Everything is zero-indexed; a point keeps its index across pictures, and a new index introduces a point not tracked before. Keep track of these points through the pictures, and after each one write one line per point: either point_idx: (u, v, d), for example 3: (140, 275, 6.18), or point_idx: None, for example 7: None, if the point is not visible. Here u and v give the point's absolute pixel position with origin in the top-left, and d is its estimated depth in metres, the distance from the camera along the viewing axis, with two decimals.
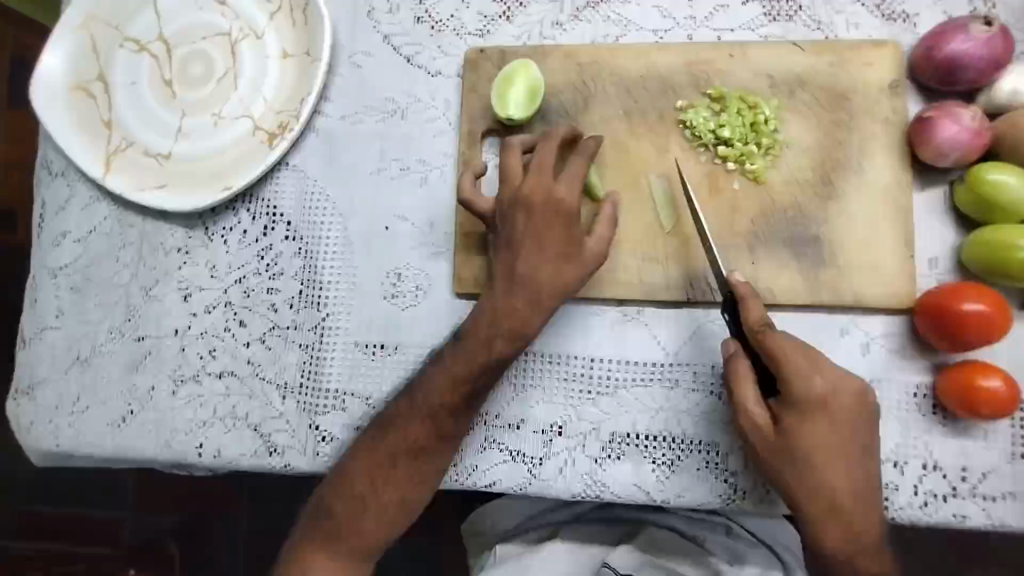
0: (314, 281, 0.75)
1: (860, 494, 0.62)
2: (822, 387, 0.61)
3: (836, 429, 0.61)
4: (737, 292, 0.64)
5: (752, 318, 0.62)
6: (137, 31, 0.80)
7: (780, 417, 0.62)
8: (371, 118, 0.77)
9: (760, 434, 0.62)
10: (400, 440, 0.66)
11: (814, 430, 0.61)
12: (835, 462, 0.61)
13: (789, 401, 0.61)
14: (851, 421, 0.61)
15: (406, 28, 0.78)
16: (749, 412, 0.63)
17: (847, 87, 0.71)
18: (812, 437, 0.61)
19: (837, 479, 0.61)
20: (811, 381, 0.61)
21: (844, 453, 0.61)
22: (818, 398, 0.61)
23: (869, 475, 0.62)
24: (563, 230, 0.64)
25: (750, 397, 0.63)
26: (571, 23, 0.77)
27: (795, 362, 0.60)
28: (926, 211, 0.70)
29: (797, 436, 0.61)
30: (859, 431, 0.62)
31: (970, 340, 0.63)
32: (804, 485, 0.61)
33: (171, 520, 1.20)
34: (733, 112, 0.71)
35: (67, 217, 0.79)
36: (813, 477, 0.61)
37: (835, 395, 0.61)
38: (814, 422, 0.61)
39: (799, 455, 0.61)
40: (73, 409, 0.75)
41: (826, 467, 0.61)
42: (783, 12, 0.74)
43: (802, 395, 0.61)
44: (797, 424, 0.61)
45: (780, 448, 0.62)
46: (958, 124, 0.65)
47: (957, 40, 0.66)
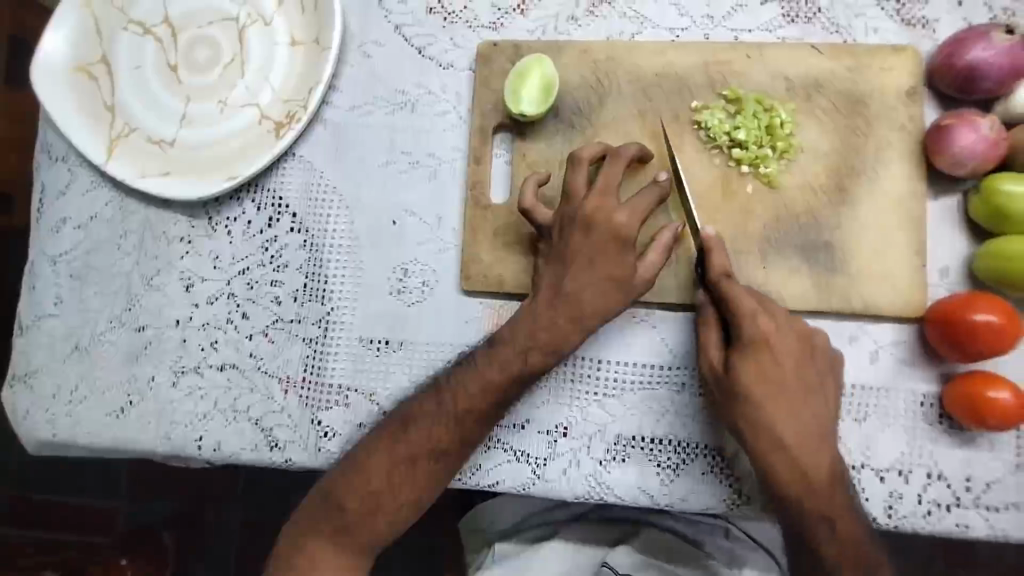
0: (318, 275, 0.74)
1: (811, 435, 0.62)
2: (766, 325, 0.63)
3: (782, 367, 0.62)
4: (706, 242, 0.66)
5: (714, 266, 0.65)
6: (142, 14, 0.78)
7: (730, 358, 0.63)
8: (380, 110, 0.76)
9: (714, 375, 0.64)
10: (423, 441, 0.66)
11: (758, 366, 0.62)
12: (780, 399, 0.62)
13: (738, 338, 0.63)
14: (796, 360, 0.63)
15: (419, 19, 0.77)
16: (705, 353, 0.65)
17: (865, 92, 0.70)
18: (757, 376, 0.62)
19: (782, 416, 0.62)
20: (756, 320, 0.62)
21: (790, 393, 0.62)
22: (763, 337, 0.62)
23: (820, 418, 0.62)
24: (617, 253, 0.65)
25: (710, 338, 0.65)
26: (587, 18, 0.76)
27: (744, 303, 0.63)
28: (939, 219, 0.69)
29: (741, 372, 0.62)
30: (806, 368, 0.63)
31: (980, 350, 0.63)
32: (750, 423, 0.62)
33: (164, 511, 1.19)
34: (750, 115, 0.71)
35: (67, 202, 0.78)
36: (759, 415, 0.62)
37: (781, 334, 0.63)
38: (760, 359, 0.62)
39: (741, 391, 0.62)
40: (71, 398, 0.74)
41: (771, 405, 0.62)
42: (802, 14, 0.73)
43: (749, 333, 0.62)
44: (744, 361, 0.62)
45: (728, 387, 0.63)
46: (975, 133, 0.64)
47: (978, 48, 0.65)
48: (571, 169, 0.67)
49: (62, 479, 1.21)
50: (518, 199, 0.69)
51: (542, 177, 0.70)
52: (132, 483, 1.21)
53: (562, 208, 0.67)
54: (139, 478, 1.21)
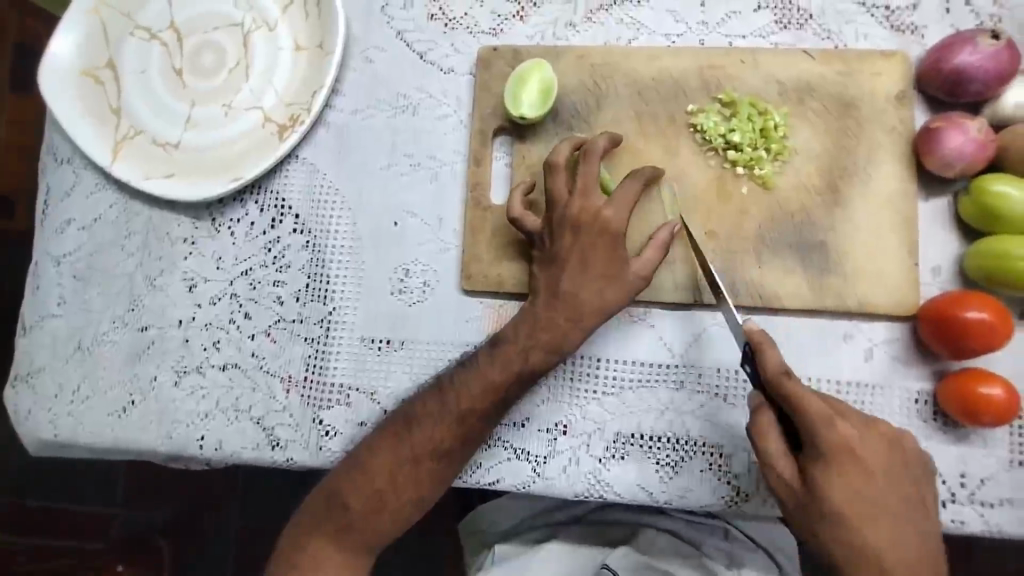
0: (321, 275, 0.75)
1: (917, 560, 0.57)
2: (847, 433, 0.57)
3: (869, 481, 0.58)
4: (753, 339, 0.61)
5: (770, 367, 0.59)
6: (148, 20, 0.80)
7: (809, 472, 0.58)
8: (382, 114, 0.78)
9: (791, 492, 0.59)
10: (425, 441, 0.66)
11: (846, 484, 0.57)
12: (877, 521, 0.57)
13: (816, 453, 0.57)
14: (884, 469, 0.59)
15: (420, 25, 0.79)
16: (776, 468, 0.59)
17: (856, 96, 0.72)
18: (846, 493, 0.57)
19: (882, 541, 0.57)
20: (835, 428, 0.57)
21: (884, 512, 0.58)
22: (846, 448, 0.57)
23: (922, 539, 0.58)
24: (608, 251, 0.66)
25: (778, 453, 0.59)
26: (584, 25, 0.77)
27: (818, 409, 0.57)
28: (930, 219, 0.71)
29: (829, 490, 0.57)
30: (897, 481, 0.59)
31: (972, 348, 0.64)
32: (847, 549, 0.57)
33: (162, 516, 1.19)
34: (744, 118, 0.72)
35: (72, 203, 0.79)
36: (857, 538, 0.57)
37: (863, 440, 0.58)
38: (845, 475, 0.57)
39: (833, 513, 0.57)
40: (74, 398, 0.74)
41: (866, 528, 0.57)
42: (794, 20, 0.75)
43: (829, 445, 0.57)
44: (829, 478, 0.57)
45: (810, 505, 0.58)
46: (963, 135, 0.66)
47: (965, 52, 0.67)
48: (551, 177, 0.69)
49: (60, 483, 1.21)
50: (506, 210, 0.70)
51: (529, 184, 0.71)
52: (130, 487, 1.21)
53: (549, 214, 0.69)
54: (138, 482, 1.21)
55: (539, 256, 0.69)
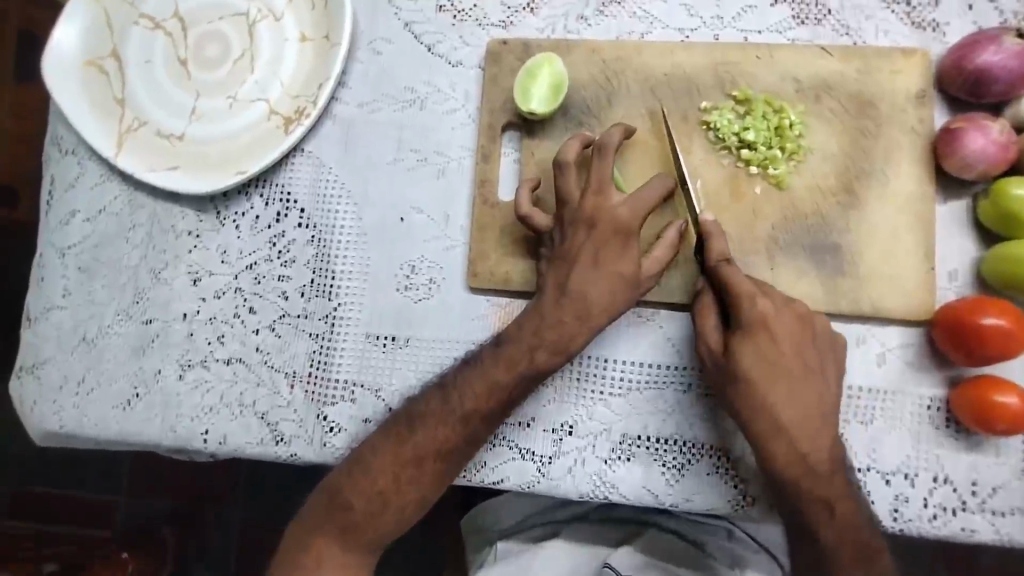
0: (326, 270, 0.74)
1: (810, 417, 0.61)
2: (766, 308, 0.62)
3: (780, 349, 0.62)
4: (704, 228, 0.65)
5: (714, 250, 0.64)
6: (152, 9, 0.78)
7: (729, 341, 0.63)
8: (389, 107, 0.76)
9: (713, 358, 0.64)
10: (429, 440, 0.66)
11: (757, 349, 0.62)
12: (781, 383, 0.62)
13: (737, 323, 0.62)
14: (797, 343, 0.62)
15: (428, 16, 0.77)
16: (703, 338, 0.64)
17: (874, 94, 0.70)
18: (755, 357, 0.62)
19: (782, 398, 0.61)
20: (755, 303, 0.62)
21: (790, 376, 0.62)
22: (760, 319, 0.62)
23: (821, 399, 0.62)
24: (622, 251, 0.65)
25: (708, 326, 0.65)
26: (596, 18, 0.76)
27: (741, 285, 0.62)
28: (948, 223, 0.69)
29: (741, 356, 0.62)
30: (809, 354, 0.63)
31: (987, 354, 0.62)
32: (746, 404, 0.62)
33: (169, 506, 1.20)
34: (759, 116, 0.71)
35: (76, 195, 0.78)
36: (756, 394, 0.62)
37: (780, 314, 0.63)
38: (758, 342, 0.62)
39: (740, 376, 0.62)
40: (78, 390, 0.74)
41: (769, 387, 0.62)
42: (812, 15, 0.73)
43: (747, 315, 0.62)
44: (742, 344, 0.62)
45: (726, 370, 0.63)
46: (985, 136, 0.64)
47: (989, 51, 0.65)
48: (561, 174, 0.67)
49: (62, 473, 1.22)
50: (515, 206, 0.69)
51: (536, 181, 0.70)
52: (133, 477, 1.21)
53: (560, 213, 0.68)
54: (141, 472, 1.21)
55: (547, 255, 0.68)
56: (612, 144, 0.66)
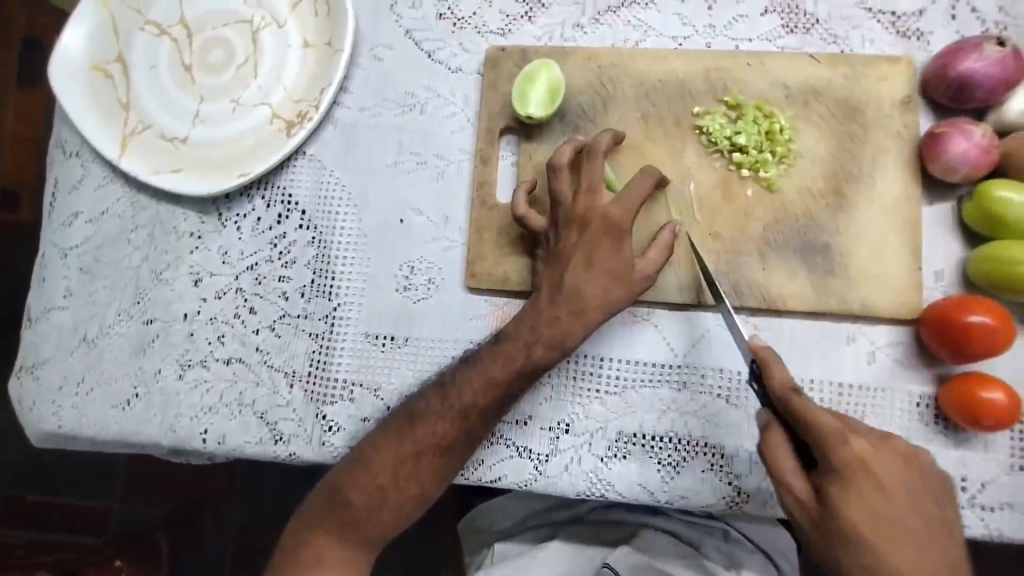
0: (326, 271, 0.75)
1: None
2: (860, 448, 0.55)
3: (890, 500, 0.55)
4: (759, 356, 0.61)
5: (777, 382, 0.59)
6: (158, 15, 0.80)
7: (823, 491, 0.56)
8: (389, 111, 0.78)
9: (806, 511, 0.57)
10: (427, 436, 0.66)
11: (865, 503, 0.54)
12: (899, 541, 0.54)
13: (830, 467, 0.55)
14: (904, 489, 0.55)
15: (428, 24, 0.79)
16: (785, 483, 0.57)
17: (861, 100, 0.72)
18: (863, 513, 0.54)
19: (911, 568, 0.53)
20: (848, 442, 0.55)
21: (909, 534, 0.54)
22: (858, 462, 0.55)
23: (948, 559, 0.54)
24: (613, 248, 0.66)
25: (788, 468, 0.57)
26: (591, 26, 0.78)
27: (827, 424, 0.55)
28: (934, 224, 0.71)
29: (844, 510, 0.54)
30: (919, 503, 0.56)
31: (973, 352, 0.64)
32: (868, 571, 0.53)
33: (162, 512, 1.19)
34: (750, 120, 0.73)
35: (79, 196, 0.79)
36: (877, 559, 0.53)
37: (878, 458, 0.56)
38: (861, 491, 0.54)
39: (852, 536, 0.54)
40: (78, 389, 0.75)
41: (891, 550, 0.54)
42: (801, 24, 0.75)
43: (842, 459, 0.55)
44: (845, 497, 0.54)
45: (829, 527, 0.55)
46: (968, 141, 0.66)
47: (970, 58, 0.67)
48: (554, 176, 0.69)
49: (54, 478, 1.21)
50: (511, 208, 0.71)
51: (531, 185, 0.71)
52: (128, 483, 1.21)
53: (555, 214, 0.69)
54: (137, 477, 1.21)
55: (544, 254, 0.70)
56: (600, 148, 0.68)
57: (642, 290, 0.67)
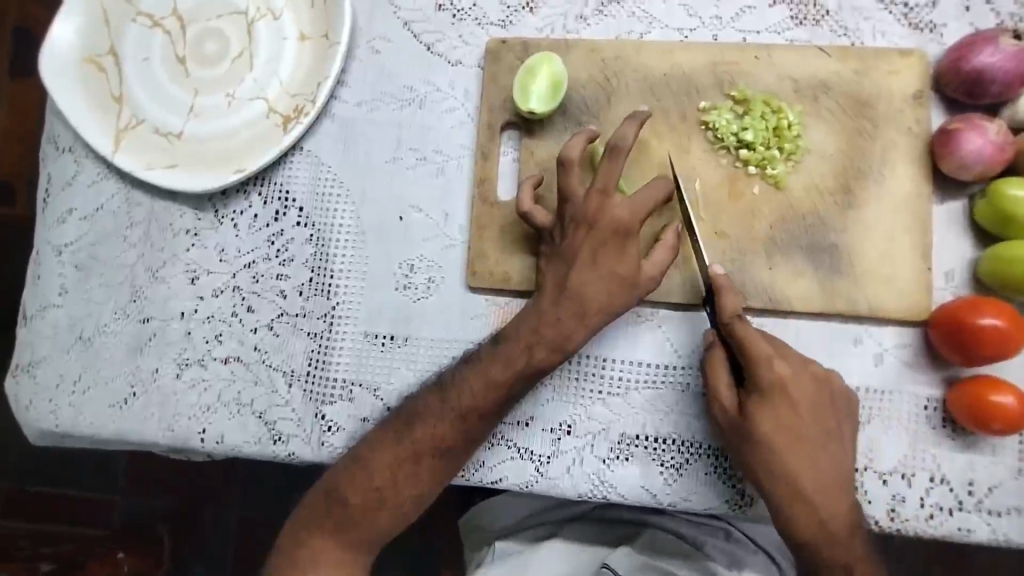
0: (324, 269, 0.74)
1: (827, 480, 0.63)
2: (782, 371, 0.62)
3: (798, 414, 0.63)
4: (715, 283, 0.64)
5: (726, 308, 0.63)
6: (151, 7, 0.78)
7: (744, 403, 0.63)
8: (387, 106, 0.76)
9: (728, 419, 0.64)
10: (426, 438, 0.66)
11: (775, 414, 0.63)
12: (798, 446, 0.63)
13: (754, 387, 0.63)
14: (813, 405, 0.63)
15: (427, 15, 0.77)
16: (717, 396, 0.64)
17: (872, 95, 0.70)
18: (773, 422, 0.63)
19: (801, 465, 0.63)
20: (773, 367, 0.62)
21: (810, 442, 0.63)
22: (779, 383, 0.62)
23: (837, 462, 0.63)
24: (620, 251, 0.65)
25: (720, 382, 0.64)
26: (595, 17, 0.76)
27: (759, 349, 0.62)
28: (945, 223, 0.70)
29: (758, 420, 0.63)
30: (823, 415, 0.63)
31: (983, 355, 0.63)
32: (766, 467, 0.63)
33: (165, 505, 1.19)
34: (757, 116, 0.71)
35: (73, 192, 0.78)
36: (776, 458, 0.63)
37: (795, 379, 0.63)
38: (775, 405, 0.63)
39: (760, 440, 0.63)
40: (75, 389, 0.74)
41: (790, 453, 0.63)
42: (811, 16, 0.73)
43: (766, 380, 0.62)
44: (761, 410, 0.63)
45: (745, 433, 0.63)
46: (982, 138, 0.65)
47: (986, 52, 0.65)
48: (565, 172, 0.67)
49: (55, 471, 1.21)
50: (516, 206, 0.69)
51: (538, 179, 0.70)
52: (130, 476, 1.21)
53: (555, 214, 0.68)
54: (138, 471, 1.21)
55: (547, 253, 0.68)
56: (624, 147, 0.65)
57: (646, 293, 0.66)
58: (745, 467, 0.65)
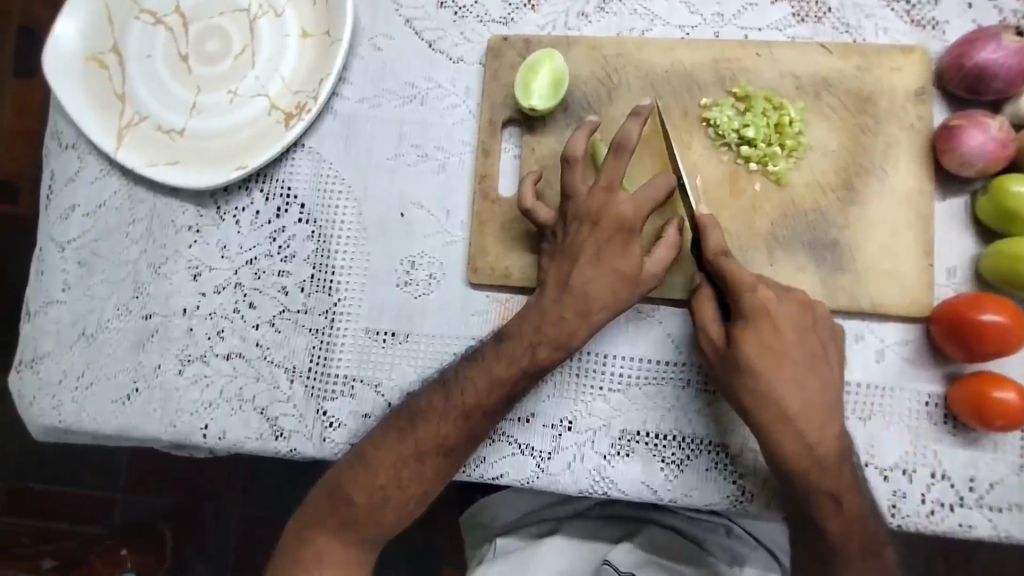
0: (326, 265, 0.74)
1: (814, 405, 0.61)
2: (766, 297, 0.62)
3: (784, 339, 0.62)
4: (699, 221, 0.65)
5: (711, 244, 0.64)
6: (153, 4, 0.79)
7: (730, 332, 0.63)
8: (389, 102, 0.76)
9: (715, 349, 0.64)
10: (429, 436, 0.66)
11: (760, 339, 0.62)
12: (785, 370, 0.62)
13: (738, 312, 0.63)
14: (799, 330, 0.63)
15: (429, 12, 0.77)
16: (704, 328, 0.64)
17: (874, 92, 0.70)
18: (759, 347, 0.62)
19: (788, 390, 0.61)
20: (757, 293, 0.62)
21: (798, 367, 0.62)
22: (763, 309, 0.62)
23: (824, 386, 0.62)
24: (623, 248, 0.65)
25: (706, 314, 0.64)
26: (597, 15, 0.76)
27: (744, 277, 0.62)
28: (947, 220, 0.69)
29: (743, 345, 0.62)
30: (808, 340, 0.63)
31: (984, 351, 0.63)
32: (752, 393, 0.62)
33: (167, 503, 1.19)
34: (759, 113, 0.71)
35: (76, 189, 0.78)
36: (762, 382, 0.62)
37: (780, 305, 0.63)
38: (760, 330, 0.62)
39: (745, 365, 0.62)
40: (78, 385, 0.74)
41: (776, 376, 0.61)
42: (812, 13, 0.73)
43: (750, 306, 0.62)
44: (746, 334, 0.62)
45: (731, 359, 0.63)
46: (984, 133, 0.64)
47: (989, 49, 0.65)
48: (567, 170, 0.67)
49: (58, 472, 1.22)
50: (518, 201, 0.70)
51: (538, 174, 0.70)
52: (131, 474, 1.21)
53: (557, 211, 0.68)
54: (140, 468, 1.21)
55: (549, 249, 0.68)
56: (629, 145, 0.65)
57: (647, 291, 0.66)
58: (732, 397, 0.64)
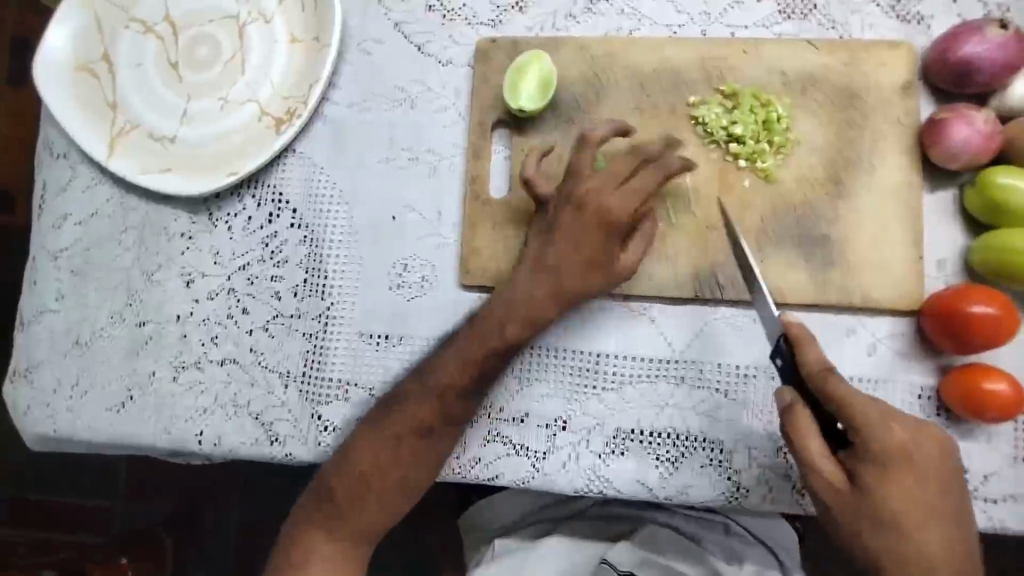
0: (318, 269, 0.74)
1: (960, 559, 0.54)
2: (900, 434, 0.53)
3: (921, 483, 0.53)
4: (791, 332, 0.59)
5: (812, 363, 0.57)
6: (144, 12, 0.79)
7: (856, 476, 0.54)
8: (380, 106, 0.77)
9: (834, 494, 0.55)
10: (412, 424, 0.66)
11: (896, 487, 0.53)
12: (925, 522, 0.53)
13: (865, 453, 0.54)
14: (936, 471, 0.54)
15: (418, 16, 0.78)
16: (818, 469, 0.55)
17: (860, 87, 0.71)
18: (896, 497, 0.53)
19: (929, 544, 0.53)
20: (887, 432, 0.53)
21: (937, 513, 0.54)
22: (899, 450, 0.53)
23: (962, 536, 0.55)
24: (602, 240, 0.64)
25: (817, 451, 0.55)
26: (584, 15, 0.76)
27: (868, 411, 0.53)
28: (935, 212, 0.70)
29: (876, 495, 0.53)
30: (945, 483, 0.55)
31: (976, 343, 0.63)
32: (891, 550, 0.54)
33: (165, 510, 1.20)
34: (746, 110, 0.71)
35: (68, 198, 0.78)
36: (905, 540, 0.53)
37: (916, 443, 0.54)
38: (895, 476, 0.53)
39: (884, 518, 0.53)
40: (72, 393, 0.74)
41: (916, 528, 0.53)
42: (798, 10, 0.74)
43: (881, 449, 0.53)
44: (881, 481, 0.53)
45: (863, 510, 0.54)
46: (970, 126, 0.65)
47: (973, 41, 0.66)
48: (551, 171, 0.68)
49: (55, 477, 1.22)
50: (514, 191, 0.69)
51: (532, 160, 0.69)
52: (129, 482, 1.21)
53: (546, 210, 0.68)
54: (137, 475, 1.21)
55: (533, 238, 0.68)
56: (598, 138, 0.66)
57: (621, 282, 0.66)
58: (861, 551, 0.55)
